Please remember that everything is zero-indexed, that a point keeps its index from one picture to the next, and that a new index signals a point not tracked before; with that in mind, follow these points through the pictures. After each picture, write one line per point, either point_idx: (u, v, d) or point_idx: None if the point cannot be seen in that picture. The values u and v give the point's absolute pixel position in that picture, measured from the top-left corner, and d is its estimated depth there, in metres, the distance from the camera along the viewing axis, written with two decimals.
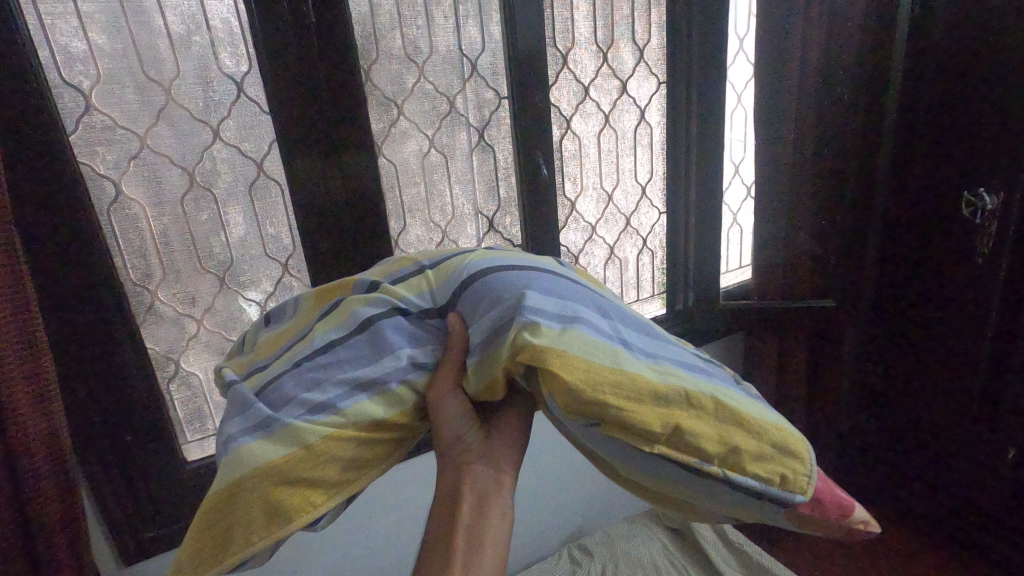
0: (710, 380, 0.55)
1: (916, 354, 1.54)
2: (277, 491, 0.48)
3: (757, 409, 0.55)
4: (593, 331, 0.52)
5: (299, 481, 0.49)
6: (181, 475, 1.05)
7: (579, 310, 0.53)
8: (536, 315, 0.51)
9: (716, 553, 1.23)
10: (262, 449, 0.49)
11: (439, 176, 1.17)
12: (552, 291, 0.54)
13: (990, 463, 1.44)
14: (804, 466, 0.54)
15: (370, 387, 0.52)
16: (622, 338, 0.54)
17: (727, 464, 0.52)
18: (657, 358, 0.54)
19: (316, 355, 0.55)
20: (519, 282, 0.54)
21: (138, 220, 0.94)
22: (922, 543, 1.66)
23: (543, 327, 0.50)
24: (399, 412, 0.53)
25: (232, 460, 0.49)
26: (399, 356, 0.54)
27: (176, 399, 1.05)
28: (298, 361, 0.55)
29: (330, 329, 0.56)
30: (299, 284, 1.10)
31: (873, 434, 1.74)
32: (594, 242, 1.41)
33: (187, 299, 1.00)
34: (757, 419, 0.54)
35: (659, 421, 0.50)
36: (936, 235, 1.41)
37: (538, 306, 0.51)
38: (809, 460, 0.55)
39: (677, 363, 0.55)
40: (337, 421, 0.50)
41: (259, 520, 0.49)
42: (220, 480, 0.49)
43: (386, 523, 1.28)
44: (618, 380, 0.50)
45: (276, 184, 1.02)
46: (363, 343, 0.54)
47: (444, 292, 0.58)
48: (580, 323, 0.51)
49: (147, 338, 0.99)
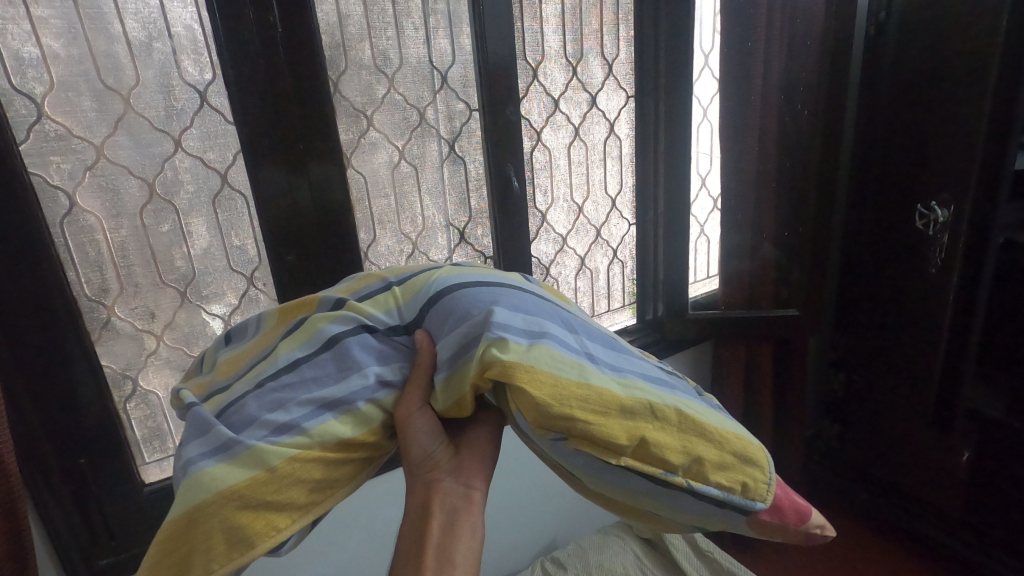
0: (673, 392, 0.56)
1: (876, 361, 1.59)
2: (239, 516, 0.46)
3: (718, 419, 0.56)
4: (560, 345, 0.52)
5: (263, 505, 0.47)
6: (138, 498, 1.01)
7: (545, 325, 0.53)
8: (504, 331, 0.50)
9: (689, 564, 1.24)
10: (224, 472, 0.47)
11: (409, 188, 1.16)
12: (518, 306, 0.54)
13: (947, 467, 1.49)
14: (764, 474, 0.55)
15: (336, 406, 0.51)
16: (589, 352, 0.54)
17: (692, 475, 0.52)
18: (622, 370, 0.55)
19: (280, 375, 0.53)
20: (486, 298, 0.54)
21: (94, 232, 0.90)
22: (883, 545, 1.71)
23: (510, 342, 0.49)
24: (366, 432, 0.52)
25: (191, 485, 0.46)
26: (367, 377, 0.53)
27: (133, 418, 1.00)
28: (261, 381, 0.53)
29: (295, 348, 0.54)
30: (264, 297, 1.07)
31: (836, 438, 1.79)
32: (565, 253, 1.42)
33: (146, 314, 0.97)
34: (718, 429, 0.55)
35: (626, 434, 0.50)
36: (893, 247, 1.47)
37: (505, 322, 0.51)
38: (769, 468, 0.56)
39: (640, 375, 0.55)
40: (302, 442, 0.49)
41: (220, 548, 0.47)
42: (178, 506, 0.47)
43: (356, 542, 1.25)
44: (585, 393, 0.50)
45: (241, 195, 1.00)
46: (329, 361, 0.53)
47: (412, 309, 0.57)
48: (547, 338, 0.51)
49: (103, 355, 0.95)
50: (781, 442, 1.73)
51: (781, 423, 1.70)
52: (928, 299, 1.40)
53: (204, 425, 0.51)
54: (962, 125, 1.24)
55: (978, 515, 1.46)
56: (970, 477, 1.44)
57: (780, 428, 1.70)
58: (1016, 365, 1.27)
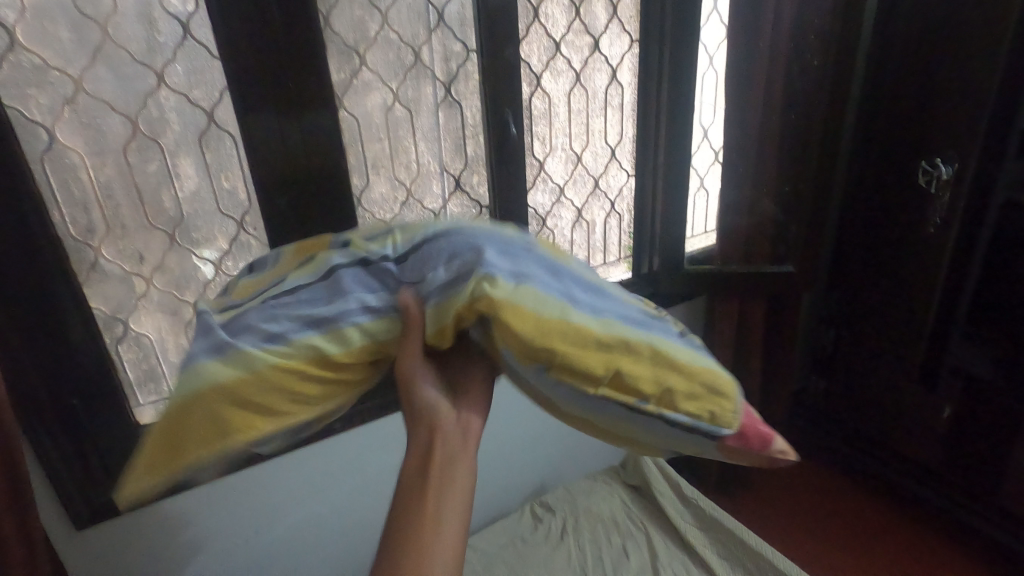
0: (643, 324, 0.55)
1: (862, 318, 1.62)
2: (225, 410, 0.49)
3: (690, 353, 0.56)
4: (527, 275, 0.52)
5: (248, 405, 0.50)
6: (132, 441, 1.00)
7: (512, 255, 0.53)
8: (467, 260, 0.50)
9: (672, 508, 1.25)
10: (215, 369, 0.49)
11: (404, 132, 1.12)
12: (488, 237, 0.54)
13: (925, 421, 1.55)
14: (734, 404, 0.56)
15: (320, 325, 0.52)
16: (558, 283, 0.54)
17: (653, 402, 0.53)
18: (606, 305, 0.55)
19: (270, 297, 0.54)
20: (458, 232, 0.54)
21: (77, 170, 0.87)
22: (852, 493, 1.80)
23: (470, 269, 0.49)
24: (348, 351, 0.52)
25: (187, 376, 0.50)
26: (355, 298, 0.53)
27: (125, 359, 1.00)
28: (254, 301, 0.55)
29: (290, 277, 0.56)
30: (256, 243, 1.05)
31: (822, 393, 1.82)
32: (562, 205, 1.40)
33: (135, 256, 0.95)
34: (688, 360, 0.55)
35: (586, 356, 0.51)
36: (894, 204, 1.45)
37: (470, 253, 0.51)
38: (739, 399, 0.56)
39: (623, 309, 0.56)
40: (284, 351, 0.51)
41: (207, 435, 0.50)
42: (175, 393, 0.50)
43: (349, 488, 1.26)
44: (546, 318, 0.50)
45: (229, 134, 0.96)
46: (321, 288, 0.54)
47: (409, 241, 0.57)
48: (511, 267, 0.51)
49: (93, 297, 0.94)
50: (768, 397, 1.76)
51: (770, 379, 1.73)
52: (922, 256, 1.41)
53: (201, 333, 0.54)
54: (971, 80, 1.22)
55: (954, 467, 1.52)
56: (950, 433, 1.49)
57: (768, 383, 1.73)
58: (1011, 326, 1.29)
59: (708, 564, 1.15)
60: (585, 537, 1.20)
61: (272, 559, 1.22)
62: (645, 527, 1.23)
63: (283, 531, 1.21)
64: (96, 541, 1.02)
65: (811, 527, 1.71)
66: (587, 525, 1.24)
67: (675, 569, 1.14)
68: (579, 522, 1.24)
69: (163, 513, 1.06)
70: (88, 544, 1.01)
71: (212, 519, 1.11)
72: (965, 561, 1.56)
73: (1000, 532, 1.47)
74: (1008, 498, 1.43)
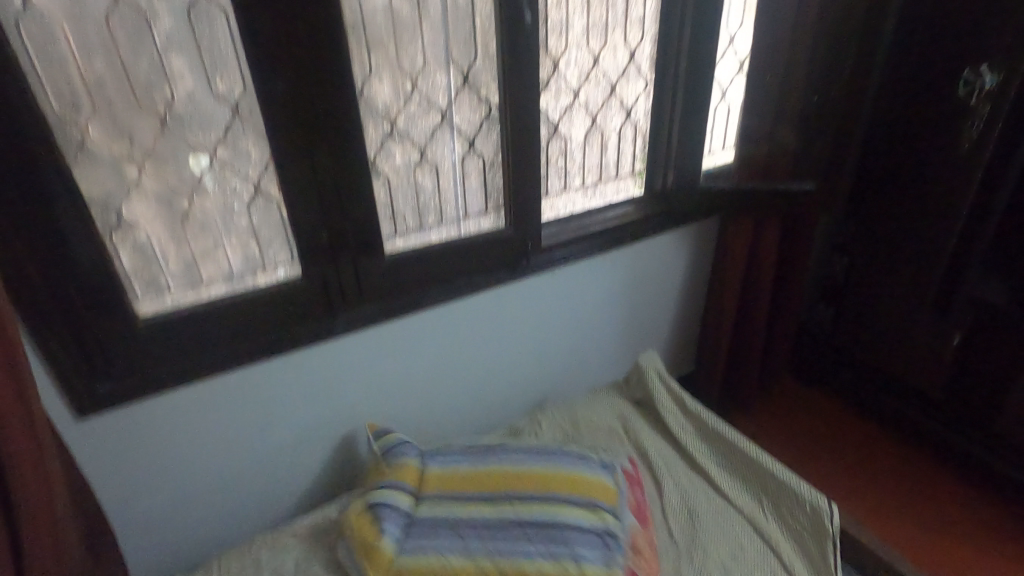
0: (568, 553, 0.97)
1: (877, 241, 1.61)
2: (373, 553, 0.99)
3: (598, 565, 0.97)
4: (489, 505, 1.06)
5: (379, 551, 0.99)
6: (131, 333, 0.98)
7: (485, 505, 1.06)
8: (462, 515, 1.04)
9: (673, 420, 1.29)
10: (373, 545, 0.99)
11: (410, 21, 1.06)
12: (482, 528, 1.02)
13: (933, 348, 1.57)
14: (621, 574, 0.96)
15: (415, 541, 1.00)
16: (509, 529, 1.01)
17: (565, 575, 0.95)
18: (566, 541, 0.98)
19: (383, 516, 1.03)
20: (464, 511, 1.05)
21: (56, 38, 0.82)
22: (850, 420, 1.88)
23: (462, 516, 1.04)
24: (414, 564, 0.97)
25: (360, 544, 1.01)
26: (440, 544, 0.99)
27: (121, 250, 0.97)
28: (374, 512, 1.03)
29: (387, 502, 1.05)
30: (251, 131, 0.99)
31: (829, 321, 1.82)
32: (576, 108, 1.35)
33: (123, 139, 0.90)
34: (596, 575, 0.95)
35: (517, 570, 0.96)
36: (924, 117, 1.42)
37: (470, 520, 1.03)
38: (628, 574, 0.97)
39: (555, 469, 1.10)
40: (396, 547, 0.99)
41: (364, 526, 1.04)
42: (357, 541, 1.01)
43: (352, 391, 1.26)
44: (495, 549, 0.98)
45: (219, 7, 0.89)
46: (410, 524, 1.03)
47: (451, 514, 1.05)
48: (481, 505, 1.06)
49: (81, 181, 0.89)
50: (774, 322, 1.78)
51: (778, 303, 1.74)
52: (949, 176, 1.41)
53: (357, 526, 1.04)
54: None
55: (957, 392, 1.57)
56: (956, 359, 1.53)
57: (776, 307, 1.75)
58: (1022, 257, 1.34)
59: (706, 473, 1.20)
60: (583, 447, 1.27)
61: (280, 458, 1.24)
62: (641, 439, 1.28)
63: (288, 431, 1.22)
64: (102, 430, 1.02)
65: (804, 446, 1.82)
66: (588, 435, 1.31)
67: (672, 476, 1.21)
68: (581, 431, 1.32)
69: (166, 407, 1.06)
70: (93, 434, 1.01)
71: (215, 414, 1.12)
72: (953, 479, 1.68)
73: (987, 454, 1.57)
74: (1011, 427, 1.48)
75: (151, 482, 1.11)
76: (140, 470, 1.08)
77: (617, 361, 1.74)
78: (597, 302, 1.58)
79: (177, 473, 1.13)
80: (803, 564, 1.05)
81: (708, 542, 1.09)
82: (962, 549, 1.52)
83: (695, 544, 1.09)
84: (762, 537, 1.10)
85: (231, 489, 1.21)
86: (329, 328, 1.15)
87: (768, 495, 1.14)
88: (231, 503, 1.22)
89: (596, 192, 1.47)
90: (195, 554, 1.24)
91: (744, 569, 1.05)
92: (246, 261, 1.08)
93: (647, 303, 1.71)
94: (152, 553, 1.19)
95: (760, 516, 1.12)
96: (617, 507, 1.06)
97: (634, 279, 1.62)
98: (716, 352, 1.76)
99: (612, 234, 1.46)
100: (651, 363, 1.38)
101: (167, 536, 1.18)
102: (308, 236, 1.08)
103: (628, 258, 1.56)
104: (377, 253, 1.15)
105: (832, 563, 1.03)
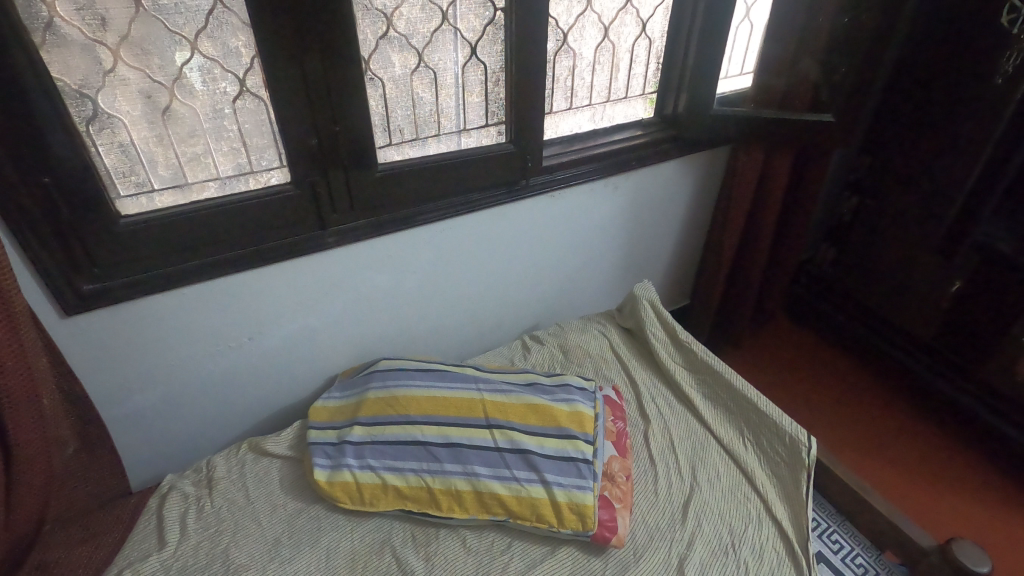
0: (533, 489, 1.00)
1: (896, 179, 1.60)
2: (342, 487, 1.04)
3: (563, 503, 0.98)
4: (458, 434, 1.05)
5: (349, 484, 1.04)
6: (114, 233, 0.95)
7: (454, 436, 1.05)
8: (431, 445, 1.04)
9: (662, 348, 1.30)
10: (341, 479, 1.04)
11: None
12: (451, 457, 1.03)
13: (934, 296, 1.60)
14: (582, 520, 0.97)
15: (382, 468, 1.04)
16: (477, 463, 1.02)
17: (525, 515, 0.99)
18: (528, 480, 1.01)
19: (357, 443, 1.07)
20: (435, 440, 1.05)
21: None
22: (846, 362, 1.98)
23: (430, 444, 1.04)
24: (385, 493, 1.03)
25: (327, 475, 1.05)
26: (408, 465, 1.03)
27: (100, 147, 0.92)
28: (348, 440, 1.07)
29: (361, 433, 1.07)
30: (236, 20, 0.92)
31: (830, 262, 1.88)
32: (588, 17, 1.25)
33: (96, 21, 0.84)
34: (556, 515, 0.98)
35: (480, 506, 1.00)
36: (962, 48, 1.36)
37: (437, 451, 1.04)
38: (588, 517, 0.97)
39: (530, 401, 1.10)
40: (366, 475, 1.04)
41: None
42: (325, 475, 1.05)
43: (347, 303, 1.26)
44: (459, 483, 1.01)
45: None
46: (383, 451, 1.05)
47: (422, 439, 1.05)
48: (451, 435, 1.05)
49: (53, 66, 0.83)
50: (773, 261, 1.78)
51: (780, 240, 1.73)
52: (978, 116, 1.37)
53: (327, 454, 1.07)
54: None
55: (943, 339, 1.62)
56: (952, 307, 1.56)
57: (778, 245, 1.74)
58: None
59: (691, 402, 1.22)
60: (571, 370, 1.32)
61: (271, 365, 1.26)
62: (630, 366, 1.32)
63: (279, 340, 1.23)
64: (90, 329, 1.01)
65: (782, 381, 1.93)
66: (575, 359, 1.34)
67: (657, 403, 1.24)
68: (567, 355, 1.36)
69: (154, 309, 1.05)
70: (82, 332, 1.01)
71: (204, 318, 1.12)
72: (921, 421, 1.78)
73: (971, 402, 1.61)
74: (992, 373, 1.54)
75: (140, 381, 1.12)
76: (130, 370, 1.10)
77: (613, 291, 1.77)
78: (597, 231, 1.56)
79: (167, 374, 1.14)
80: (776, 494, 1.08)
81: (684, 464, 1.13)
82: (920, 481, 1.62)
83: (671, 466, 1.13)
84: (738, 466, 1.13)
85: (223, 392, 1.24)
86: (321, 239, 1.14)
87: (749, 427, 1.16)
88: (228, 406, 1.27)
89: (603, 115, 1.43)
90: (194, 451, 1.30)
91: (716, 492, 1.08)
92: (236, 164, 1.04)
93: (648, 233, 1.68)
94: (143, 449, 1.22)
95: (740, 447, 1.15)
96: (594, 436, 1.08)
97: (637, 209, 1.59)
98: (715, 285, 1.80)
99: (618, 159, 1.42)
100: (646, 292, 1.39)
101: (159, 433, 1.22)
102: (299, 142, 1.02)
103: (632, 187, 1.52)
104: (372, 166, 1.11)
105: (804, 494, 1.05)
